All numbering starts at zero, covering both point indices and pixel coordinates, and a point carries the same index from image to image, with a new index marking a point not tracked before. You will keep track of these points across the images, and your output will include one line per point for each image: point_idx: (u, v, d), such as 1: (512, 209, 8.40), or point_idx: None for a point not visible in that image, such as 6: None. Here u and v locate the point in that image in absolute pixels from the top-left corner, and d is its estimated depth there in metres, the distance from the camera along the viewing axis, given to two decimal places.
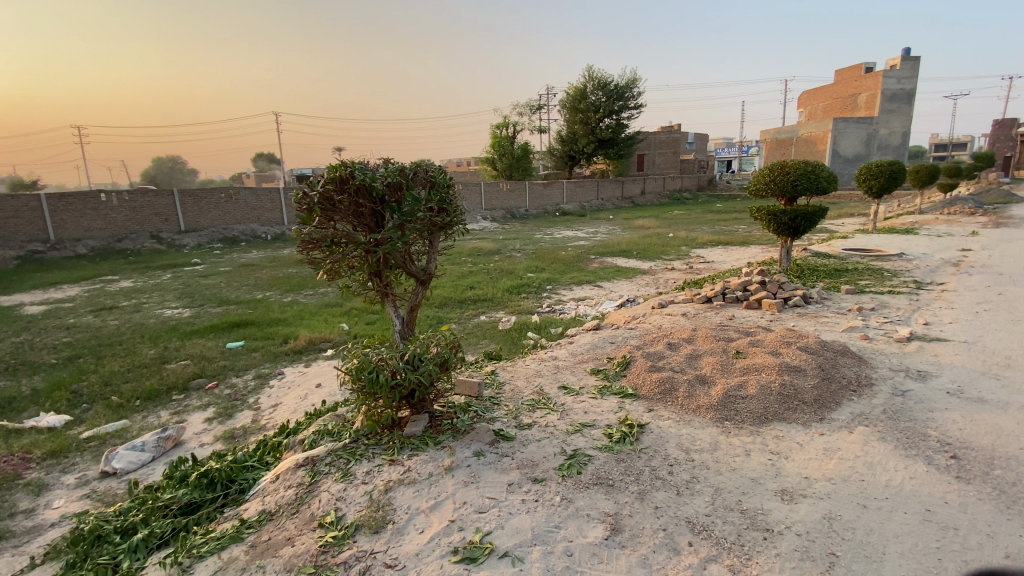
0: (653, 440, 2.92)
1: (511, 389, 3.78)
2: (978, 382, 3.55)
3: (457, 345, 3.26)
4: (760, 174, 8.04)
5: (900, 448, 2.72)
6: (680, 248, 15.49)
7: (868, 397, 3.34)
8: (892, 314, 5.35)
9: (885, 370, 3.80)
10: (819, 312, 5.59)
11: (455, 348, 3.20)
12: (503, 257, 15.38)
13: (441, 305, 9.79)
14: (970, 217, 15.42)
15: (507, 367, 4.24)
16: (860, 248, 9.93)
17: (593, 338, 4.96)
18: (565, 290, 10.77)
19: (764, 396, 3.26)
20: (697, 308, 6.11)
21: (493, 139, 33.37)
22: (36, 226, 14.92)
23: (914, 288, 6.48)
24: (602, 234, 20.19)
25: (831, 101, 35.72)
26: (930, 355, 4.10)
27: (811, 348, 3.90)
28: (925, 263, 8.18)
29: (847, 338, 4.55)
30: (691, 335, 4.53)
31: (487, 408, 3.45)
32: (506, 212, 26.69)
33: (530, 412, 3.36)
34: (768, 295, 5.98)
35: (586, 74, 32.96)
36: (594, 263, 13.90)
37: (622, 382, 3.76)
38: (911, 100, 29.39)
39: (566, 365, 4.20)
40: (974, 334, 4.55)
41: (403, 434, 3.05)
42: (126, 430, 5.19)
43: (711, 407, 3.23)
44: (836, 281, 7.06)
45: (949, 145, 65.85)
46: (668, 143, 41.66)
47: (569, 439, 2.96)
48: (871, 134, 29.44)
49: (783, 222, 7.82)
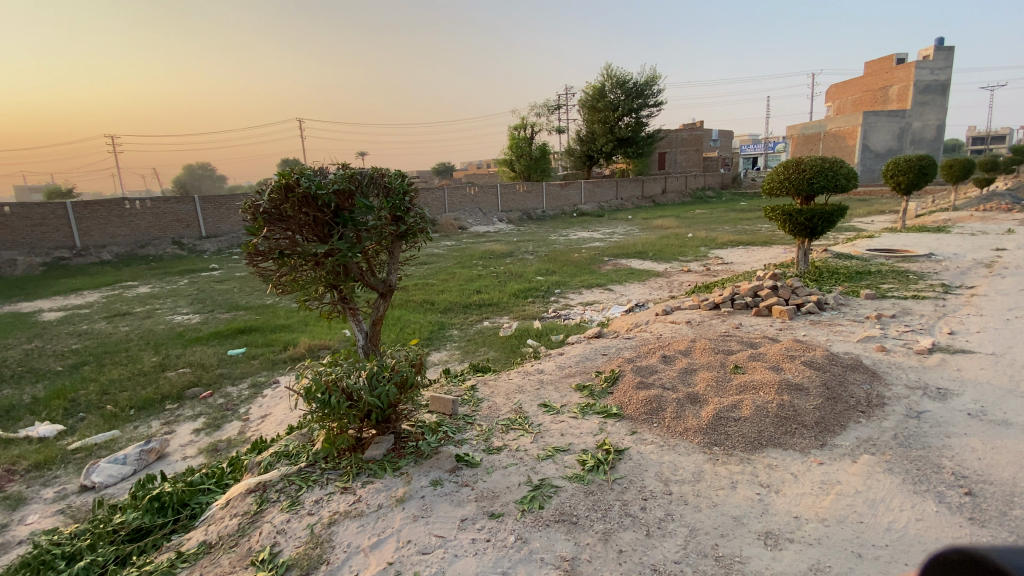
0: (630, 468, 2.65)
1: (489, 406, 3.54)
2: (1006, 402, 3.16)
3: (421, 363, 3.06)
4: (774, 172, 7.62)
5: (909, 482, 2.39)
6: (697, 248, 15.01)
7: (877, 420, 3.00)
8: (914, 322, 4.93)
9: (900, 387, 3.44)
10: (834, 320, 5.20)
11: (417, 366, 2.99)
12: (515, 260, 15.14)
13: (445, 310, 9.62)
14: (1009, 214, 14.52)
15: (489, 382, 4.00)
16: (887, 248, 9.37)
17: (587, 349, 4.68)
18: (574, 294, 10.48)
19: (759, 419, 2.95)
20: (703, 315, 5.77)
21: (511, 140, 33.22)
22: (64, 234, 15.33)
23: (941, 292, 6.01)
24: (619, 235, 19.79)
25: (860, 95, 34.45)
26: (952, 369, 3.71)
27: (818, 362, 3.56)
28: (956, 264, 7.63)
29: (861, 350, 4.18)
30: (688, 346, 4.23)
31: (458, 428, 3.23)
32: (523, 213, 26.49)
33: (503, 433, 3.12)
34: (779, 301, 5.59)
35: (604, 73, 32.52)
36: (607, 265, 13.54)
37: (608, 401, 3.48)
38: (946, 91, 28.10)
39: (551, 379, 3.94)
40: (1005, 344, 4.12)
41: (362, 458, 2.85)
42: (114, 441, 5.14)
43: (699, 430, 2.94)
44: (855, 285, 6.61)
45: (988, 137, 63.10)
46: (690, 141, 40.76)
47: (538, 466, 2.71)
48: (903, 128, 28.18)
49: (799, 222, 7.38)
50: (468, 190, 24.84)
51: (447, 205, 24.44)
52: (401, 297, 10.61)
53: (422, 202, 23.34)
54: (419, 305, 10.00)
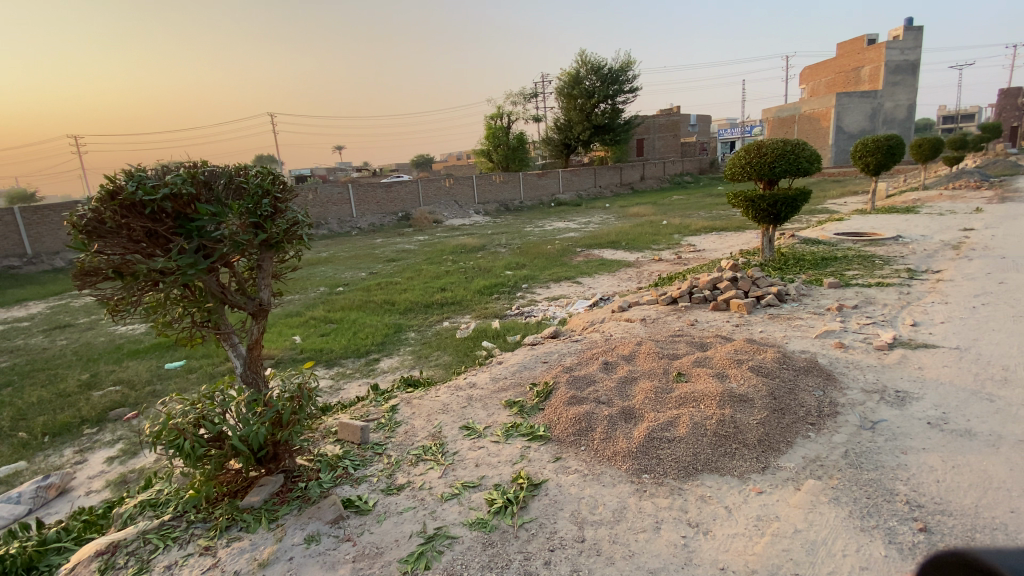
0: (543, 508, 2.28)
1: (405, 431, 3.13)
2: (968, 407, 2.87)
3: (306, 394, 2.67)
4: (735, 157, 7.30)
5: (856, 516, 2.07)
6: (670, 236, 14.73)
7: (828, 434, 2.68)
8: (876, 312, 4.65)
9: (856, 392, 3.12)
10: (793, 313, 4.90)
11: (298, 398, 2.60)
12: (486, 253, 14.69)
13: (405, 311, 9.17)
14: (977, 191, 14.51)
15: (413, 400, 3.58)
16: (854, 232, 9.17)
17: (528, 355, 4.28)
18: (541, 288, 10.09)
19: (695, 439, 2.60)
20: (659, 311, 5.45)
21: (487, 130, 32.58)
22: (12, 241, 14.38)
23: (906, 278, 5.77)
24: (595, 224, 19.48)
25: (833, 76, 34.49)
26: (913, 368, 3.41)
27: (767, 368, 3.22)
28: (923, 247, 7.43)
29: (819, 348, 3.88)
30: (634, 350, 3.87)
31: (362, 462, 2.83)
32: (499, 205, 26.01)
33: (412, 467, 2.72)
34: (737, 295, 5.29)
35: (579, 60, 32.01)
36: (578, 257, 13.18)
37: (537, 419, 3.10)
38: (916, 70, 28.19)
39: (480, 395, 3.52)
40: (969, 337, 3.86)
41: (238, 505, 2.46)
42: (17, 475, 4.62)
43: (628, 455, 2.58)
44: (819, 272, 6.34)
45: (959, 115, 64.18)
46: (667, 126, 40.48)
47: (439, 509, 2.33)
48: (875, 108, 28.23)
49: (762, 209, 7.08)
50: (443, 182, 24.21)
51: (422, 198, 23.77)
52: (361, 299, 10.11)
53: (395, 196, 22.69)
54: (379, 307, 9.52)
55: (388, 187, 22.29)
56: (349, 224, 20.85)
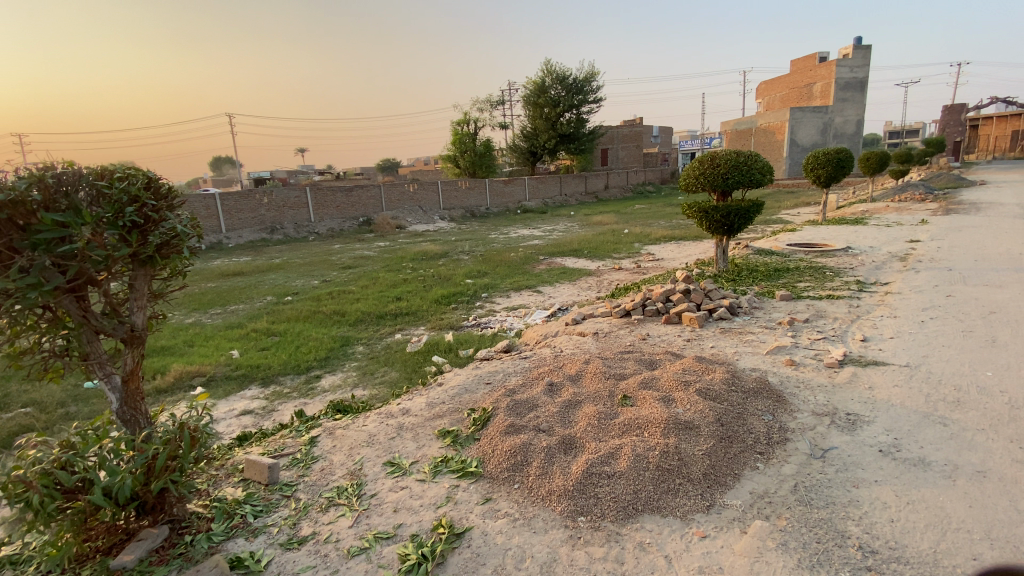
0: (462, 565, 2.00)
1: (321, 468, 2.79)
2: (919, 433, 2.75)
3: (189, 436, 2.30)
4: (690, 167, 7.26)
5: (804, 565, 1.88)
6: (632, 245, 14.76)
7: (777, 465, 2.50)
8: (827, 327, 4.59)
9: (807, 416, 2.97)
10: (745, 327, 4.81)
11: (177, 442, 2.22)
12: (448, 261, 14.35)
13: (356, 322, 8.72)
14: (921, 204, 15.15)
15: (338, 430, 3.23)
16: (806, 243, 9.33)
17: (470, 374, 3.99)
18: (500, 298, 9.82)
19: (636, 475, 2.37)
20: (613, 324, 5.28)
21: (454, 136, 32.27)
22: None
23: (855, 290, 5.80)
24: (559, 232, 19.41)
25: (787, 92, 35.85)
26: (864, 389, 3.30)
27: (715, 391, 3.04)
28: (872, 258, 7.58)
29: (769, 365, 3.76)
30: (581, 369, 3.64)
31: (264, 508, 2.48)
32: (465, 211, 25.70)
33: (321, 513, 2.40)
34: (690, 308, 5.16)
35: (544, 68, 32.12)
36: (541, 265, 13.01)
37: (470, 450, 2.80)
38: (863, 88, 29.58)
39: (412, 423, 3.20)
40: (918, 354, 3.80)
41: (107, 567, 2.09)
42: None
43: (564, 493, 2.32)
44: (772, 284, 6.33)
45: (902, 131, 68.01)
46: (631, 136, 41.15)
47: (343, 570, 2.02)
48: (826, 123, 29.43)
49: (716, 220, 7.06)
50: (406, 187, 23.68)
51: (385, 203, 23.18)
52: (309, 309, 9.57)
53: (356, 201, 21.99)
54: (328, 317, 9.03)
55: (349, 192, 21.59)
56: (306, 229, 20.07)
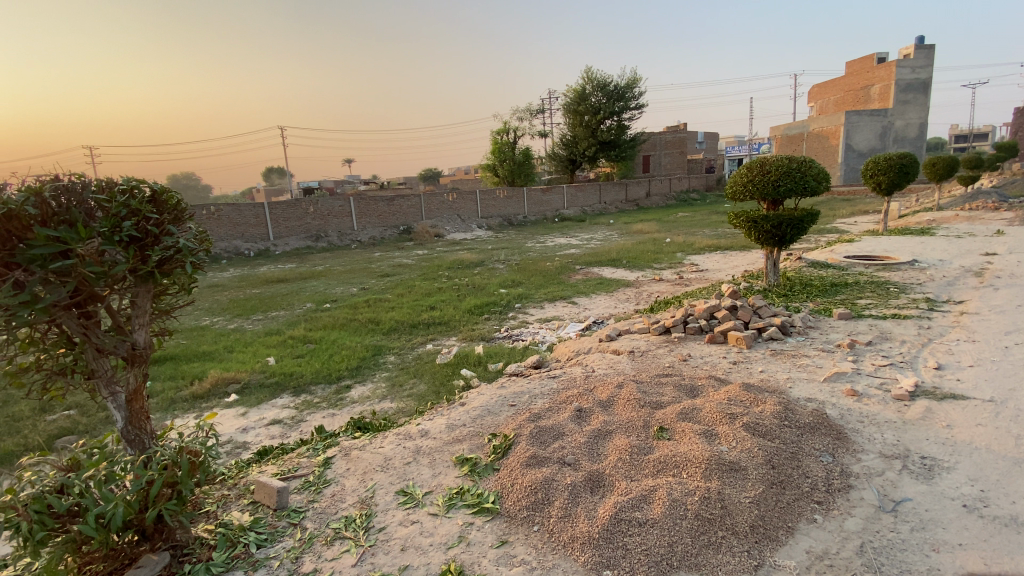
0: None
1: (332, 495, 2.64)
2: (1011, 484, 2.33)
3: (190, 461, 2.18)
4: (737, 174, 6.84)
5: None
6: (673, 254, 14.21)
7: (838, 518, 2.16)
8: (893, 351, 4.11)
9: (873, 458, 2.59)
10: (798, 349, 4.39)
11: (174, 468, 2.10)
12: (484, 269, 14.26)
13: (390, 331, 8.69)
14: (994, 213, 13.91)
15: (355, 452, 3.08)
16: (866, 255, 8.64)
17: (495, 394, 3.77)
18: (534, 308, 9.58)
19: (672, 524, 2.08)
20: (651, 342, 4.95)
21: (493, 145, 32.43)
22: None
23: (925, 309, 5.24)
24: (597, 241, 19.01)
25: (842, 95, 34.14)
26: (940, 427, 2.87)
27: (764, 426, 2.70)
28: (942, 273, 6.90)
29: (828, 395, 3.36)
30: (614, 393, 3.36)
31: (268, 538, 2.34)
32: (503, 219, 25.68)
33: (326, 548, 2.24)
34: (736, 326, 4.78)
35: (585, 75, 31.84)
36: (577, 275, 12.69)
37: (488, 482, 2.58)
38: (926, 89, 27.79)
39: (430, 447, 3.01)
40: (1004, 386, 3.31)
41: None
42: None
43: (589, 542, 2.07)
44: (828, 301, 5.82)
45: (970, 133, 63.55)
46: (674, 143, 40.18)
47: None
48: (886, 126, 27.73)
49: (765, 230, 6.61)
50: (446, 195, 23.87)
51: (424, 212, 23.43)
52: (346, 317, 9.64)
53: (396, 209, 22.34)
54: (363, 326, 9.04)
55: (390, 201, 21.95)
56: (349, 237, 20.46)
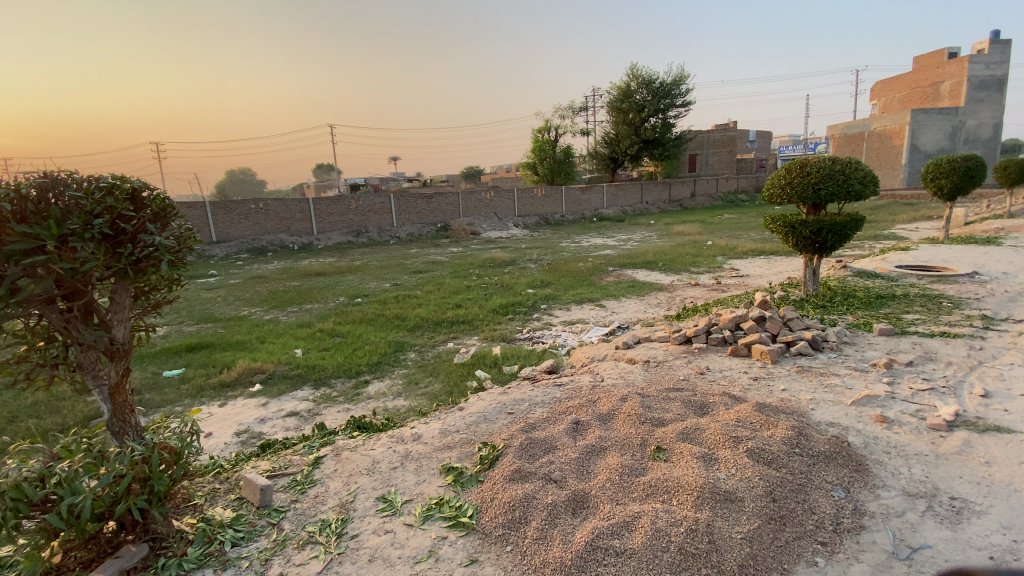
0: None
1: (315, 496, 2.62)
2: None
3: (162, 457, 2.21)
4: (775, 176, 6.45)
5: None
6: (713, 258, 13.65)
7: (842, 564, 1.94)
8: (935, 374, 3.74)
9: (894, 496, 2.33)
10: (828, 366, 4.07)
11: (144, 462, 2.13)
12: (515, 268, 14.19)
13: (414, 327, 8.75)
14: None
15: (346, 452, 3.06)
16: (920, 265, 7.99)
17: (495, 400, 3.66)
18: (561, 310, 9.41)
19: (652, 557, 1.93)
20: (670, 352, 4.72)
21: (534, 144, 32.30)
22: None
23: (980, 327, 4.76)
24: (635, 242, 18.55)
25: (907, 92, 31.93)
26: (978, 464, 2.56)
27: (772, 453, 2.48)
28: (1005, 288, 6.27)
29: (853, 419, 3.07)
30: (616, 407, 3.19)
31: (244, 537, 2.33)
32: (540, 218, 25.53)
33: (297, 552, 2.21)
34: (762, 339, 4.49)
35: (629, 73, 31.19)
36: (610, 277, 12.39)
37: (470, 494, 2.49)
38: (1003, 87, 25.62)
39: (419, 452, 2.95)
40: None
41: None
42: None
43: (560, 568, 1.94)
44: (870, 314, 5.40)
45: None
46: (722, 142, 38.77)
47: None
48: (956, 126, 25.71)
49: (804, 236, 6.20)
50: (484, 194, 23.92)
51: (462, 210, 23.56)
52: (374, 312, 9.79)
53: (435, 206, 22.59)
54: (389, 322, 9.15)
55: (429, 199, 22.22)
56: (388, 233, 20.81)
